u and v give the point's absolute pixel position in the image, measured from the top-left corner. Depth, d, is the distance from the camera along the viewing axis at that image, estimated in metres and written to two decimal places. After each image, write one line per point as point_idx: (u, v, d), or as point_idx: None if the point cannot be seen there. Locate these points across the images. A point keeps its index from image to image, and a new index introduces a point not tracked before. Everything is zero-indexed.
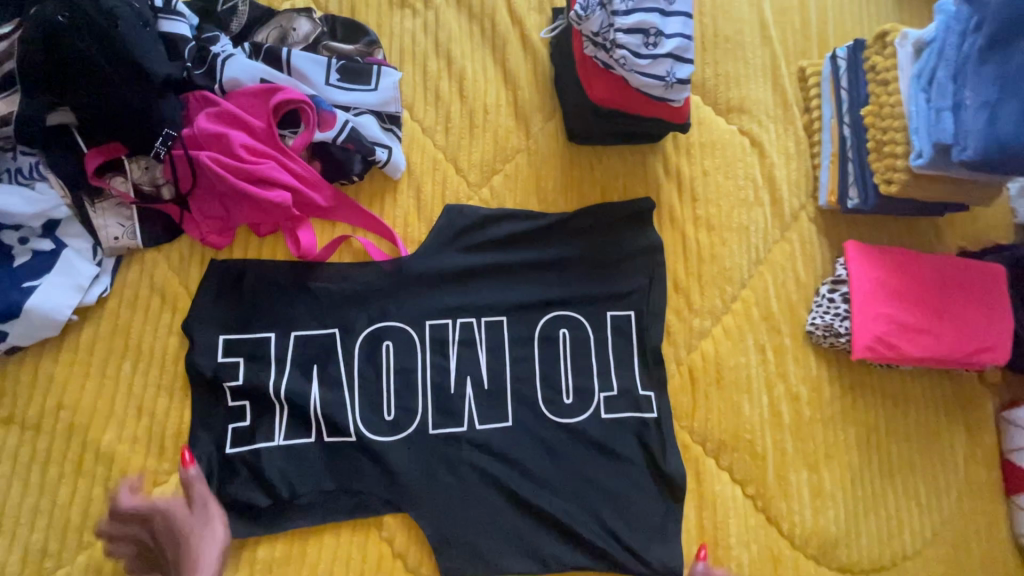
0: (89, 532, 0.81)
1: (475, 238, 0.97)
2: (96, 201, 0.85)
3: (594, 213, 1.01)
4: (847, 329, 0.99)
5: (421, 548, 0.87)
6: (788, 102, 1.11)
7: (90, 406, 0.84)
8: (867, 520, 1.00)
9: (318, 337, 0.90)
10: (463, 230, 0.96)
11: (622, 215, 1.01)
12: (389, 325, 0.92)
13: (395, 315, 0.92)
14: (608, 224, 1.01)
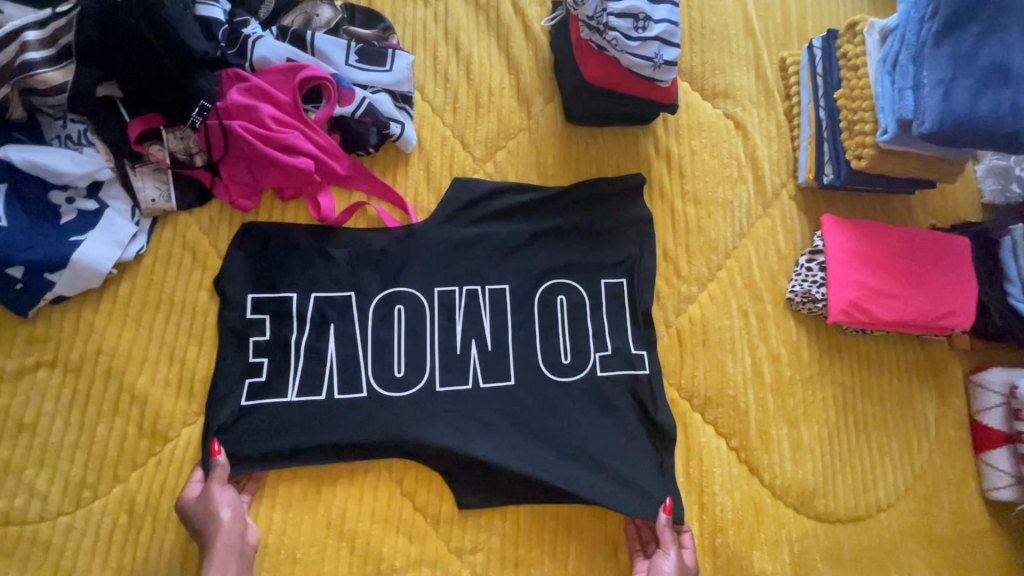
0: (124, 467, 0.89)
1: (480, 208, 1.04)
2: (136, 166, 0.94)
3: (588, 189, 1.09)
4: (822, 294, 1.08)
5: (428, 488, 0.95)
6: (769, 89, 1.20)
7: (127, 352, 0.92)
8: (843, 473, 1.07)
9: (335, 299, 0.97)
10: (468, 202, 1.04)
11: (613, 194, 1.09)
12: (400, 291, 0.99)
13: (406, 281, 1.00)
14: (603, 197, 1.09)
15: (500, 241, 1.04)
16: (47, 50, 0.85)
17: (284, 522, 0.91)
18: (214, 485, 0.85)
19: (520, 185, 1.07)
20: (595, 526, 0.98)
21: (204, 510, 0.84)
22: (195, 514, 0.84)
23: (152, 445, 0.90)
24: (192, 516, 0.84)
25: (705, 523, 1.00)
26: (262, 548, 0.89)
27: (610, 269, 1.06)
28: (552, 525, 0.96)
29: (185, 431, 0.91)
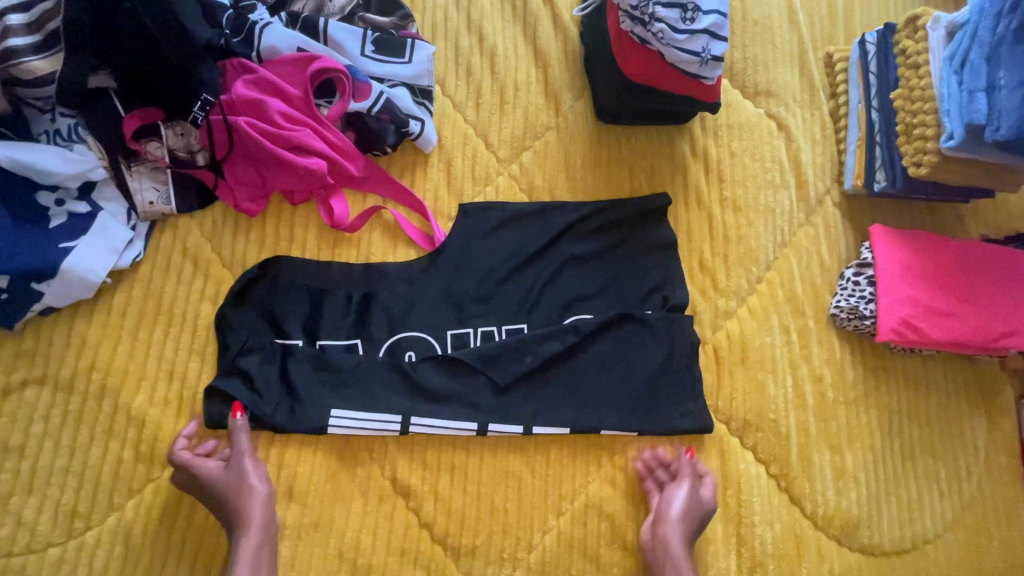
0: (119, 493, 0.82)
1: (498, 241, 0.95)
2: (132, 164, 0.86)
3: (617, 205, 1.00)
4: (871, 312, 1.00)
5: (449, 518, 0.88)
6: (814, 87, 1.11)
7: (123, 369, 0.84)
8: (889, 502, 1.00)
9: (340, 344, 0.88)
10: (485, 234, 0.95)
11: (640, 214, 1.00)
12: (409, 334, 0.90)
13: (414, 324, 0.91)
14: (637, 203, 1.00)
15: (526, 251, 0.96)
16: (32, 36, 0.76)
17: (293, 555, 0.84)
18: (241, 455, 0.81)
19: (543, 208, 0.98)
20: (626, 560, 0.91)
21: (228, 480, 0.79)
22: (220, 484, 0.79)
23: (150, 470, 0.83)
24: (218, 487, 0.79)
25: (743, 556, 0.93)
26: None
27: (644, 280, 0.98)
28: (580, 558, 0.89)
29: None
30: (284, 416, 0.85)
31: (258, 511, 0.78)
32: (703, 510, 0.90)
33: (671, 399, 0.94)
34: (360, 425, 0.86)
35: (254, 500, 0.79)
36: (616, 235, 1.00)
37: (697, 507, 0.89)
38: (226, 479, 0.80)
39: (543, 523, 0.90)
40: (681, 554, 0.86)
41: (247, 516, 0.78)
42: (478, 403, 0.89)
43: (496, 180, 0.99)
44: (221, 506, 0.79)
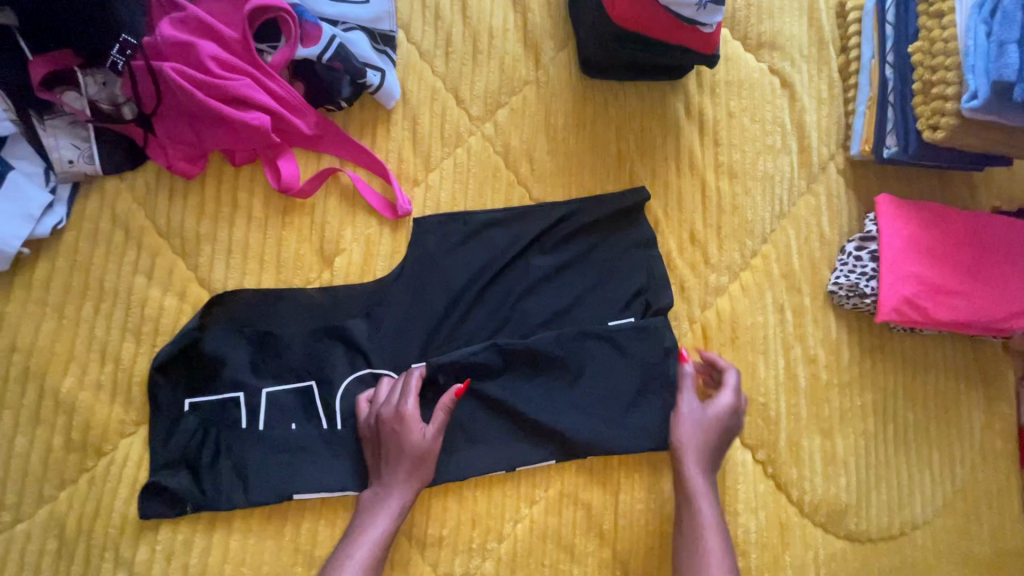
0: (50, 484, 0.75)
1: (460, 257, 0.86)
2: (45, 118, 0.75)
3: (599, 201, 0.91)
4: (873, 289, 0.93)
5: (414, 507, 0.83)
6: (823, 41, 1.01)
7: (48, 349, 0.76)
8: (879, 488, 0.96)
9: (292, 389, 0.79)
10: (447, 249, 0.86)
11: (621, 207, 0.91)
12: (367, 370, 0.81)
13: (376, 306, 0.83)
14: (613, 199, 0.91)
15: (492, 264, 0.87)
16: None
17: (242, 549, 0.76)
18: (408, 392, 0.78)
19: (512, 214, 0.89)
20: (602, 550, 0.86)
21: (415, 441, 0.75)
22: (394, 435, 0.76)
23: (84, 460, 0.75)
24: (383, 428, 0.76)
25: None
26: None
27: (621, 286, 0.90)
28: (553, 549, 0.84)
29: (123, 443, 0.76)
30: (242, 495, 0.76)
31: (412, 434, 0.76)
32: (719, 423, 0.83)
33: (656, 413, 0.87)
34: (335, 490, 0.78)
35: (407, 424, 0.76)
36: (592, 237, 0.91)
37: (707, 419, 0.83)
38: (393, 434, 0.76)
39: (514, 512, 0.85)
40: (696, 470, 0.81)
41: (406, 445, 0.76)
42: (448, 454, 0.82)
43: (468, 141, 0.89)
44: (388, 448, 0.76)
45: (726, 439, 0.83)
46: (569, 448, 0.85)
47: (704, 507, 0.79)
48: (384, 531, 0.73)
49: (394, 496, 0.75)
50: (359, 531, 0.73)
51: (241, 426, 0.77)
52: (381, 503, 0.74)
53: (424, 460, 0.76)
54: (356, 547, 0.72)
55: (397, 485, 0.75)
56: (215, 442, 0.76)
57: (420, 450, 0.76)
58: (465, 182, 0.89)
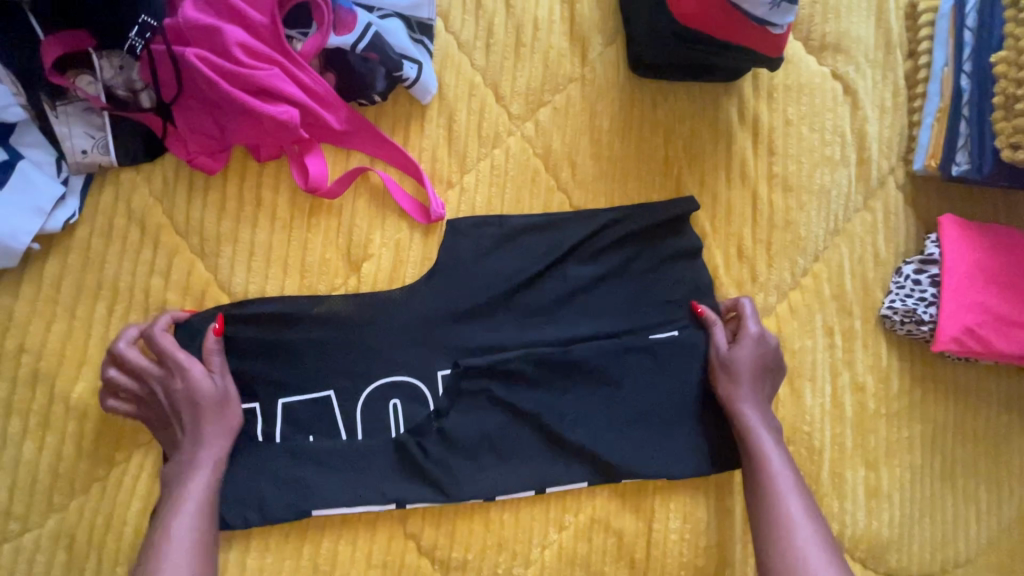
0: (59, 495, 0.70)
1: (495, 264, 0.81)
2: (58, 104, 0.69)
3: (646, 210, 0.85)
4: (931, 316, 0.87)
5: (438, 529, 0.79)
6: (890, 45, 0.94)
7: (59, 351, 0.72)
8: (922, 523, 0.91)
9: (309, 400, 0.75)
10: (481, 255, 0.80)
11: (669, 218, 0.85)
12: (391, 379, 0.77)
13: (404, 315, 0.78)
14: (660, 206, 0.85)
15: (528, 272, 0.81)
16: None
17: (259, 569, 0.73)
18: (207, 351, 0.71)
19: (551, 219, 0.83)
20: None
21: (195, 395, 0.69)
22: (170, 387, 0.69)
23: (94, 469, 0.71)
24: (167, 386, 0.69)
25: None
26: None
27: (663, 300, 0.84)
28: None
29: (136, 453, 0.72)
30: (257, 514, 0.72)
31: (200, 390, 0.69)
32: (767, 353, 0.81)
33: (695, 435, 0.82)
34: (355, 506, 0.74)
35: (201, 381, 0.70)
36: (633, 247, 0.84)
37: (743, 353, 0.81)
38: (182, 389, 0.69)
39: (542, 537, 0.80)
40: (756, 402, 0.80)
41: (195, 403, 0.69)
42: (475, 469, 0.78)
43: (507, 142, 0.83)
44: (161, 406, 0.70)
45: (769, 368, 0.82)
46: (603, 467, 0.80)
47: (767, 441, 0.78)
48: (204, 489, 0.67)
49: (208, 451, 0.69)
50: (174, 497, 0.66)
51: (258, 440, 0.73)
52: (194, 462, 0.68)
53: (227, 406, 0.71)
54: (176, 516, 0.65)
55: (203, 439, 0.69)
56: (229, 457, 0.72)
57: (217, 398, 0.70)
58: (502, 186, 0.83)
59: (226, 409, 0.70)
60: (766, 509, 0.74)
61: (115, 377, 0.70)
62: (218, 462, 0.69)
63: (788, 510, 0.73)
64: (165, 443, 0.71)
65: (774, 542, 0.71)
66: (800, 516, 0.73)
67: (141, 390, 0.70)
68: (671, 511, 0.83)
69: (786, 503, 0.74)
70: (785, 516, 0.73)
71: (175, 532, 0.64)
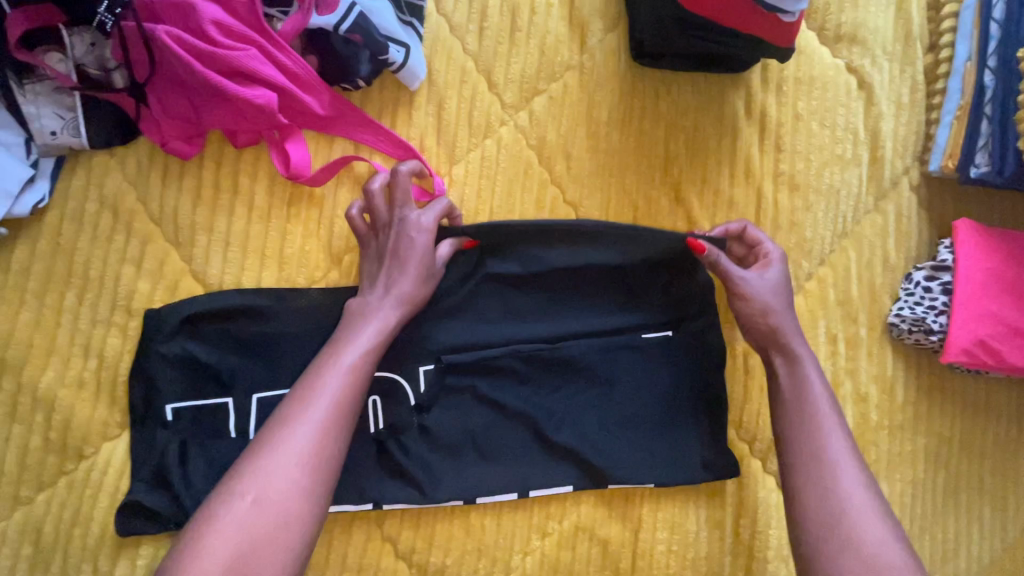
0: (26, 487, 0.69)
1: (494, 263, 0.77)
2: (25, 82, 0.66)
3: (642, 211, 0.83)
4: (941, 326, 0.83)
5: (417, 532, 0.76)
6: (910, 37, 0.88)
7: (27, 340, 0.69)
8: (921, 540, 0.87)
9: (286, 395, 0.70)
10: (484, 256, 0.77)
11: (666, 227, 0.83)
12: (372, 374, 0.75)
13: None
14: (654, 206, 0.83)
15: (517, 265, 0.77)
16: None
17: None
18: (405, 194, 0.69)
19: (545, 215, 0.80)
20: None
21: (412, 249, 0.68)
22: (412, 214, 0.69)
23: (62, 462, 0.69)
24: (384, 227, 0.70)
25: None
26: None
27: (660, 299, 0.80)
28: None
29: (106, 447, 0.70)
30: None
31: (416, 240, 0.68)
32: (787, 296, 0.74)
33: (688, 441, 0.79)
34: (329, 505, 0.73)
35: (410, 229, 0.69)
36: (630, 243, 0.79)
37: (769, 281, 0.74)
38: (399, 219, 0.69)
39: (524, 543, 0.78)
40: (796, 337, 0.71)
41: (399, 254, 0.68)
42: (455, 470, 0.75)
43: (499, 132, 0.79)
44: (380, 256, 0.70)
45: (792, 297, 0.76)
46: (591, 472, 0.77)
47: (809, 370, 0.69)
48: (362, 356, 0.62)
49: (392, 285, 0.67)
50: (340, 347, 0.63)
51: (229, 436, 0.69)
52: (369, 315, 0.65)
53: (429, 274, 0.69)
54: (328, 372, 0.60)
55: (410, 248, 0.68)
56: (197, 452, 0.69)
57: (423, 267, 0.69)
58: (493, 178, 0.79)
59: (428, 276, 0.69)
60: (807, 446, 0.64)
61: (354, 215, 0.71)
62: (411, 278, 0.67)
63: (828, 445, 0.64)
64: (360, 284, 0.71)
65: (803, 450, 0.64)
66: (834, 432, 0.65)
67: (366, 235, 0.72)
68: (659, 524, 0.80)
69: (828, 436, 0.65)
70: (828, 453, 0.64)
71: (297, 435, 0.56)
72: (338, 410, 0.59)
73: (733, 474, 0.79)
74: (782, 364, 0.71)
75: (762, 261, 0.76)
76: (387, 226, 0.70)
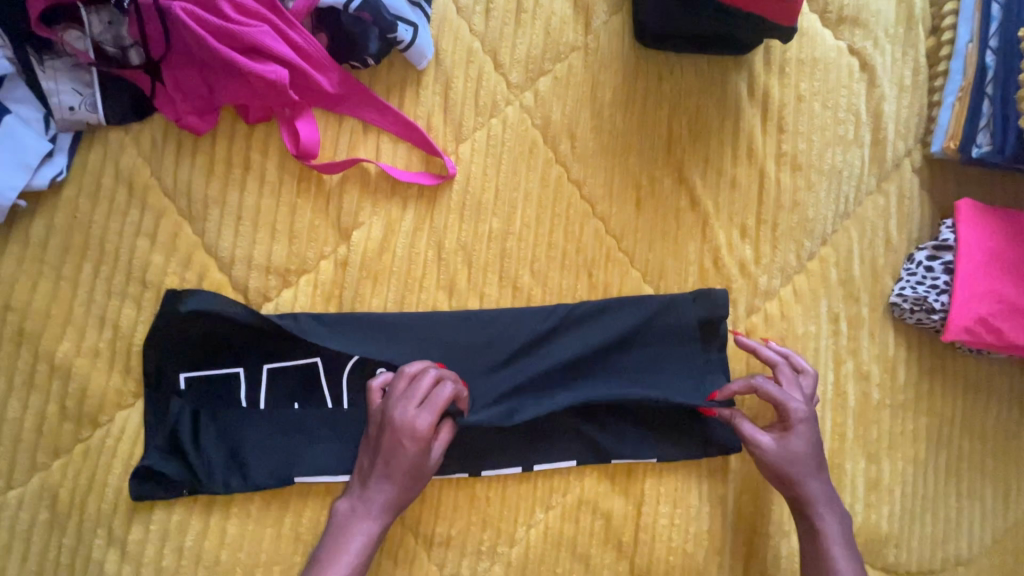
0: (43, 454, 0.70)
1: (512, 379, 0.76)
2: (45, 58, 0.69)
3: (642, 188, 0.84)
4: (942, 305, 0.84)
5: (422, 502, 0.78)
6: (913, 20, 0.89)
7: (44, 310, 0.71)
8: (923, 519, 0.88)
9: (295, 366, 0.73)
10: (510, 412, 0.74)
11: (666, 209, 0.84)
12: (378, 352, 0.74)
13: (391, 286, 0.77)
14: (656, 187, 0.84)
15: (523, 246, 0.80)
16: None
17: (240, 535, 0.71)
18: (401, 402, 0.68)
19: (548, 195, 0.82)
20: (619, 563, 0.80)
21: (404, 464, 0.67)
22: (395, 456, 0.67)
23: (78, 430, 0.71)
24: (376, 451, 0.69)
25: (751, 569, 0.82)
26: (211, 566, 0.70)
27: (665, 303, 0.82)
28: (567, 558, 0.79)
29: (120, 415, 0.72)
30: (239, 480, 0.71)
31: (408, 446, 0.67)
32: (812, 448, 0.75)
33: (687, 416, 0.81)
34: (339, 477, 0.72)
35: (403, 433, 0.67)
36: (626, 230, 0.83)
37: (791, 449, 0.75)
38: (391, 441, 0.67)
39: (528, 516, 0.79)
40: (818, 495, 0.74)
41: (394, 447, 0.67)
42: (461, 442, 0.78)
43: (504, 111, 0.81)
44: (375, 443, 0.69)
45: (820, 448, 0.76)
46: (593, 445, 0.79)
47: (830, 534, 0.73)
48: (365, 539, 0.66)
49: (380, 497, 0.67)
50: (328, 562, 0.65)
51: (241, 405, 0.72)
52: (365, 513, 0.67)
53: (418, 479, 0.68)
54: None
55: (389, 478, 0.67)
56: (209, 421, 0.71)
57: (413, 472, 0.68)
58: (498, 157, 0.81)
59: (416, 480, 0.68)
60: None
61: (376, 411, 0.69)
62: (396, 489, 0.67)
63: None
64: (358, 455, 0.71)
65: None
66: (841, 556, 0.72)
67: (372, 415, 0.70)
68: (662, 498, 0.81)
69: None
70: None
71: None
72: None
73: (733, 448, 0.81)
74: (807, 530, 0.74)
75: (783, 426, 0.75)
76: (395, 407, 0.68)
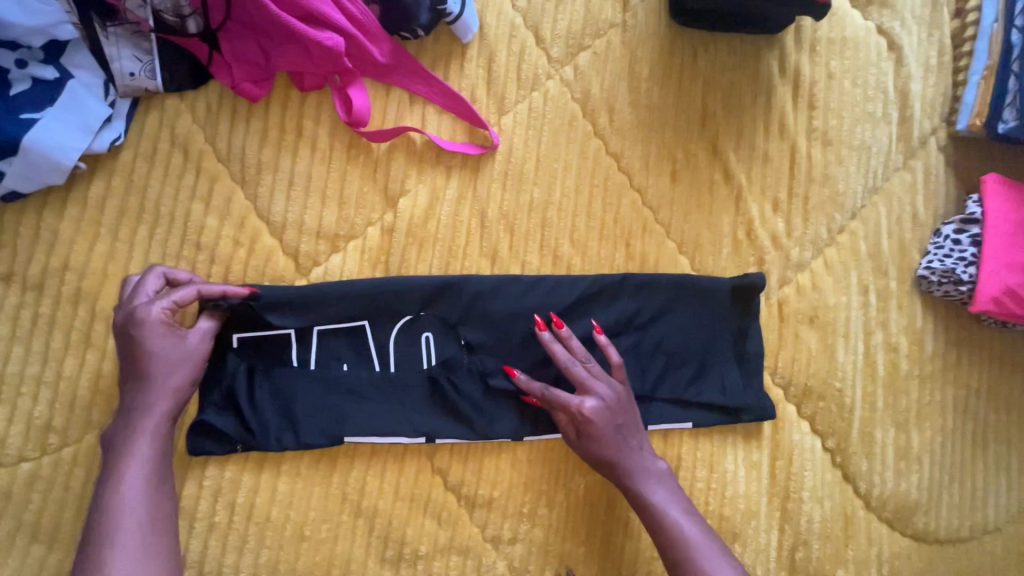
0: (99, 411, 0.72)
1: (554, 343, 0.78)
2: (108, 25, 0.70)
3: (677, 161, 0.86)
4: (970, 276, 0.86)
5: (465, 465, 0.79)
6: (938, 2, 0.92)
7: (101, 270, 0.73)
8: (951, 488, 0.89)
9: (344, 329, 0.75)
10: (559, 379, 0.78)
11: (700, 182, 0.87)
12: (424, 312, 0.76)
13: (434, 253, 0.79)
14: (691, 161, 0.86)
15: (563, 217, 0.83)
16: None
17: (290, 493, 0.75)
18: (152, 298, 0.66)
19: (587, 168, 0.84)
20: None
21: (144, 355, 0.64)
22: (163, 379, 0.64)
23: None
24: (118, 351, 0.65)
25: (785, 533, 0.83)
26: (264, 522, 0.74)
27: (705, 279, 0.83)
28: (607, 521, 0.80)
29: None
30: (292, 438, 0.73)
31: (160, 341, 0.65)
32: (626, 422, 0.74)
33: (725, 384, 0.82)
34: (386, 436, 0.75)
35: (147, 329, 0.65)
36: (661, 204, 0.85)
37: (608, 419, 0.73)
38: (161, 369, 0.65)
39: (568, 479, 0.80)
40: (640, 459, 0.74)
41: (168, 348, 0.65)
42: (503, 409, 0.77)
43: (545, 85, 0.83)
44: (136, 358, 0.65)
45: (622, 422, 0.74)
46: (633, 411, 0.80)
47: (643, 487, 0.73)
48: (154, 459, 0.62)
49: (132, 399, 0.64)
50: (119, 474, 0.60)
51: (292, 365, 0.74)
52: (142, 421, 0.63)
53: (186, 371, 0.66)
54: (124, 487, 0.59)
55: (159, 403, 0.64)
56: (259, 381, 0.73)
57: (179, 363, 0.66)
58: (540, 129, 0.83)
59: (186, 373, 0.66)
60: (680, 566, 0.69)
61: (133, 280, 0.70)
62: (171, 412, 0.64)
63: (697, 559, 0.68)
64: (113, 412, 0.65)
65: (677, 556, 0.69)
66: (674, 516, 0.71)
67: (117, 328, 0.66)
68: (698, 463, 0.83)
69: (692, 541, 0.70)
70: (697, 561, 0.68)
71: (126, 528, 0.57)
72: (160, 529, 0.59)
73: (766, 412, 0.83)
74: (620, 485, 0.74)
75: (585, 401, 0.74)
76: (126, 339, 0.65)
